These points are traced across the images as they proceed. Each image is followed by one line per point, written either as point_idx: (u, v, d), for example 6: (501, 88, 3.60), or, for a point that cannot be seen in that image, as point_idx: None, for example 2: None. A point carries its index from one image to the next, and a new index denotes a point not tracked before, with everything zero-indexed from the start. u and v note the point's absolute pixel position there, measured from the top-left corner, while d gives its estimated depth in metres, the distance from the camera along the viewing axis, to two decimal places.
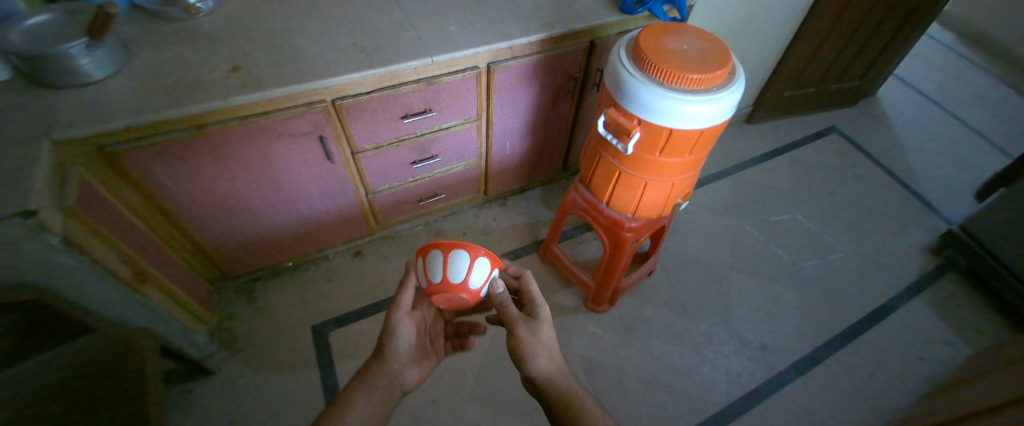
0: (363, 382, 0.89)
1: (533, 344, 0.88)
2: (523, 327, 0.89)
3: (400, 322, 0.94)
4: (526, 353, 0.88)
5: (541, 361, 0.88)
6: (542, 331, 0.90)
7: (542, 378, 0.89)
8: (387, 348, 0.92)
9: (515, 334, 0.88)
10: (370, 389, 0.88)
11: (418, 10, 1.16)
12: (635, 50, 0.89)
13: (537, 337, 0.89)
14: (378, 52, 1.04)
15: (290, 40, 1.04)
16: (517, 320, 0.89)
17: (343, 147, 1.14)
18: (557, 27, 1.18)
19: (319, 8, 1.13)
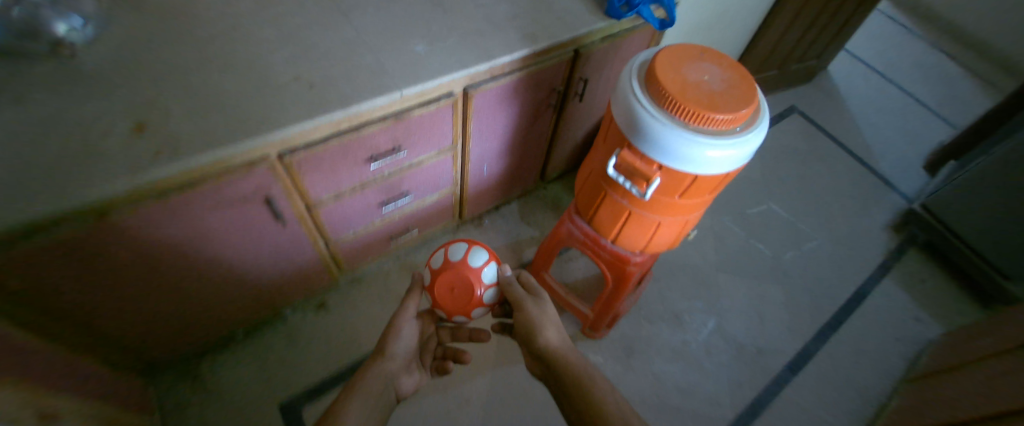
0: (363, 375, 0.83)
1: (541, 318, 0.91)
2: (533, 304, 0.95)
3: (407, 311, 0.92)
4: (535, 325, 0.91)
5: (551, 333, 0.90)
6: (549, 310, 0.94)
7: (550, 351, 0.88)
8: (391, 340, 0.89)
9: (526, 311, 0.93)
10: (370, 382, 0.82)
11: (372, 26, 0.95)
12: (652, 82, 0.77)
13: (544, 313, 0.93)
14: (332, 87, 0.84)
15: (213, 77, 0.80)
16: (524, 297, 0.95)
17: (296, 202, 0.93)
18: (540, 39, 1.02)
19: (246, 29, 0.89)
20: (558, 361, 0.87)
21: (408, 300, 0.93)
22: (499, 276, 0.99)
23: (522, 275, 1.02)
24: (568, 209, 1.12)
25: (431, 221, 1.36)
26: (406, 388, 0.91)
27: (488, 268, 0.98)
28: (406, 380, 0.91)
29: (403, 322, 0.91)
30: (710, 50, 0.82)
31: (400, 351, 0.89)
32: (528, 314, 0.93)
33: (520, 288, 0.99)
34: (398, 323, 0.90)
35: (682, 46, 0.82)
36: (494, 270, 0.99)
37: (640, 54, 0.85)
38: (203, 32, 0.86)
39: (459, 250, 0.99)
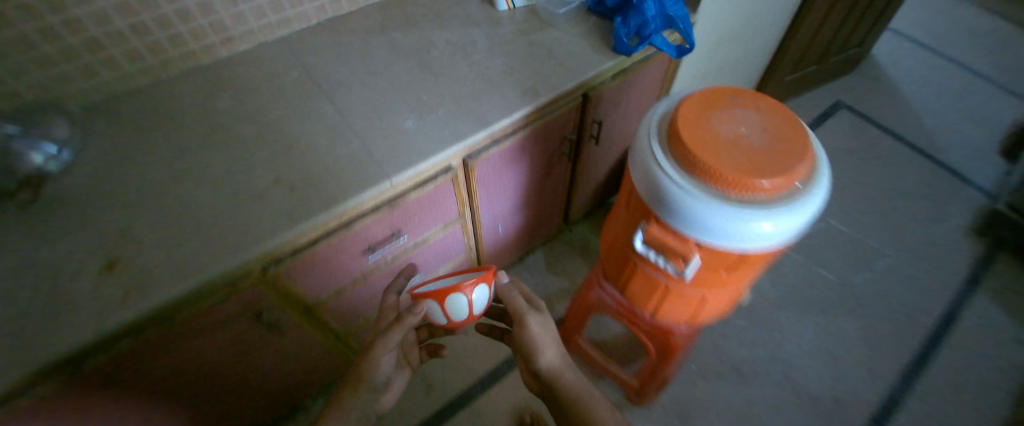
0: (343, 403, 0.78)
1: (543, 338, 0.80)
2: (535, 318, 0.81)
3: (391, 336, 0.77)
4: (537, 343, 0.80)
5: (551, 352, 0.81)
6: (549, 322, 0.83)
7: (548, 371, 0.81)
8: (370, 366, 0.78)
9: (531, 331, 0.80)
10: (354, 409, 0.78)
11: (357, 106, 0.87)
12: (677, 143, 0.63)
13: (546, 326, 0.82)
14: (314, 185, 0.76)
15: (192, 193, 0.74)
16: (526, 311, 0.81)
17: (289, 312, 0.84)
18: (542, 91, 0.90)
19: (225, 129, 0.83)
20: (556, 383, 0.81)
21: (392, 326, 0.76)
22: (499, 287, 0.84)
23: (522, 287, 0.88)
24: (595, 270, 0.99)
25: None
26: (391, 396, 0.90)
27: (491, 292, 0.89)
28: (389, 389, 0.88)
29: (385, 347, 0.77)
30: (743, 91, 0.68)
31: (384, 374, 0.80)
32: (531, 333, 0.80)
33: (520, 297, 0.83)
34: (380, 348, 0.77)
35: (708, 91, 0.68)
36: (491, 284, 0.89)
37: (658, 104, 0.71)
38: (184, 140, 0.81)
39: (483, 298, 0.85)
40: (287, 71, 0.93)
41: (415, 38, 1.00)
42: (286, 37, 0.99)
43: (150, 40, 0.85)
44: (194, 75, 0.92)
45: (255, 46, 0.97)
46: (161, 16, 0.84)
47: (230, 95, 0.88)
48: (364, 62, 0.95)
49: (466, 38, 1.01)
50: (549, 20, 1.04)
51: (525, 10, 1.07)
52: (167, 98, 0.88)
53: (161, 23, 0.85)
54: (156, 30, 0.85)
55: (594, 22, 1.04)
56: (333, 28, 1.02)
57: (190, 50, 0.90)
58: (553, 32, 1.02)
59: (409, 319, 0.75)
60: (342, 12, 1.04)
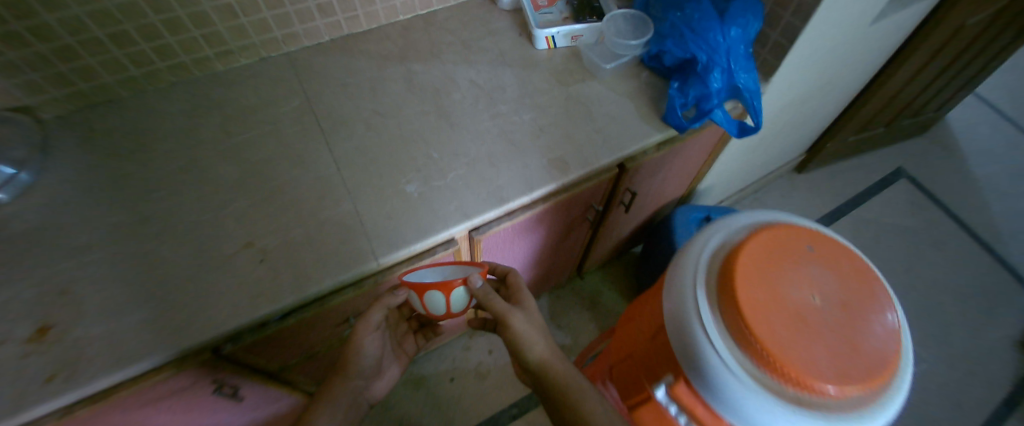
0: (330, 392, 0.66)
1: (530, 336, 0.64)
2: (518, 314, 0.66)
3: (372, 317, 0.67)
4: (521, 337, 0.64)
5: (539, 346, 0.64)
6: (534, 313, 0.68)
7: (539, 369, 0.64)
8: (353, 352, 0.67)
9: (515, 326, 0.64)
10: (342, 397, 0.67)
11: (354, 157, 0.76)
12: (726, 302, 0.52)
13: (534, 317, 0.68)
14: (291, 256, 0.65)
15: (154, 247, 0.65)
16: (509, 312, 0.65)
17: (253, 377, 0.72)
18: (572, 165, 0.77)
19: (205, 167, 0.73)
20: (555, 391, 0.62)
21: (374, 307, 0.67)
22: (473, 289, 0.66)
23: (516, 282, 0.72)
24: (602, 361, 0.88)
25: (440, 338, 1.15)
26: (383, 384, 0.77)
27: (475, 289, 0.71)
28: (381, 377, 0.76)
29: (367, 331, 0.67)
30: (821, 238, 0.56)
31: (371, 358, 0.69)
32: (513, 328, 0.64)
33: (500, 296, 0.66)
34: (361, 332, 0.66)
35: (777, 232, 0.56)
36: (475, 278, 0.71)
37: (715, 228, 0.60)
38: (159, 175, 0.72)
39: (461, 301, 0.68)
40: (286, 98, 0.83)
41: (435, 74, 0.87)
42: (289, 53, 0.90)
43: (133, 51, 0.76)
44: (185, 91, 0.82)
45: (255, 60, 0.88)
46: (147, 26, 0.74)
47: (218, 123, 0.79)
48: (372, 99, 0.84)
49: (494, 80, 0.87)
50: (592, 70, 0.89)
51: (565, 52, 0.92)
52: (150, 117, 0.78)
53: (148, 31, 0.75)
54: (141, 40, 0.75)
55: (645, 77, 0.87)
56: (345, 48, 0.92)
57: (179, 62, 0.81)
58: (596, 86, 0.87)
59: (389, 300, 0.67)
60: (358, 29, 0.93)
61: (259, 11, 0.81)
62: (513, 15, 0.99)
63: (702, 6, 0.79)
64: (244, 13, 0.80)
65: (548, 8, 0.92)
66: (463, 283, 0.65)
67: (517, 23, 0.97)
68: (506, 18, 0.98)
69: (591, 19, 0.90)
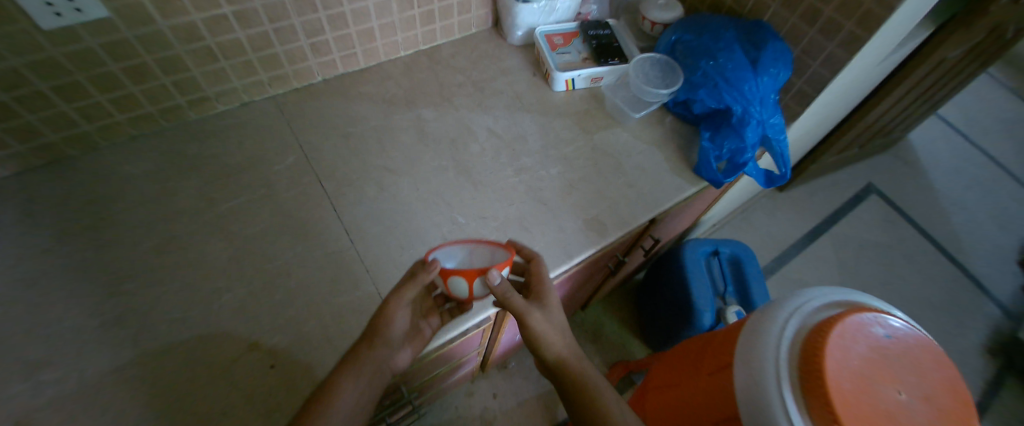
0: (359, 359, 0.52)
1: (551, 334, 0.55)
2: (536, 312, 0.55)
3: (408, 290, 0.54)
4: (541, 332, 0.55)
5: (558, 344, 0.56)
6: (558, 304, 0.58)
7: (559, 366, 0.56)
8: (382, 325, 0.54)
9: (535, 323, 0.54)
10: (367, 364, 0.52)
11: (368, 227, 0.66)
12: (810, 383, 0.50)
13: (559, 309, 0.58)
14: (307, 357, 0.56)
15: (132, 360, 0.53)
16: (528, 310, 0.54)
17: None
18: (609, 226, 0.71)
19: (186, 248, 0.61)
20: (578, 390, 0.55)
21: (405, 285, 0.53)
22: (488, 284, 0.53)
23: (537, 268, 0.59)
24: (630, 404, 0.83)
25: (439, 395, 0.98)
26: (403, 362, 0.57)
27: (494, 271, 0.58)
28: (406, 347, 0.57)
29: (400, 304, 0.54)
30: (907, 328, 0.54)
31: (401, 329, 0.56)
32: (531, 326, 0.54)
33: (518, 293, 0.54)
34: (394, 304, 0.54)
35: (868, 316, 0.53)
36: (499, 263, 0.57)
37: (798, 296, 0.57)
38: (128, 261, 0.59)
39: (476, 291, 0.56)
40: (279, 155, 0.71)
41: (447, 123, 0.79)
42: (276, 97, 0.78)
43: (86, 104, 0.62)
44: (153, 147, 0.69)
45: (235, 106, 0.75)
46: (103, 75, 0.60)
47: (197, 188, 0.66)
48: (380, 153, 0.74)
49: (513, 129, 0.80)
50: (619, 117, 0.83)
51: (584, 94, 0.86)
52: (111, 184, 0.65)
53: (107, 82, 0.61)
54: (96, 92, 0.61)
55: (671, 123, 0.83)
56: (341, 90, 0.81)
57: (143, 113, 0.67)
58: (621, 132, 0.82)
59: (421, 278, 0.52)
60: (354, 67, 0.83)
61: (244, 52, 0.69)
62: (525, 52, 0.92)
63: (736, 56, 0.75)
64: (226, 56, 0.68)
65: (565, 47, 0.87)
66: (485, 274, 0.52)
67: (530, 62, 0.90)
68: (516, 55, 0.91)
69: (614, 60, 0.84)
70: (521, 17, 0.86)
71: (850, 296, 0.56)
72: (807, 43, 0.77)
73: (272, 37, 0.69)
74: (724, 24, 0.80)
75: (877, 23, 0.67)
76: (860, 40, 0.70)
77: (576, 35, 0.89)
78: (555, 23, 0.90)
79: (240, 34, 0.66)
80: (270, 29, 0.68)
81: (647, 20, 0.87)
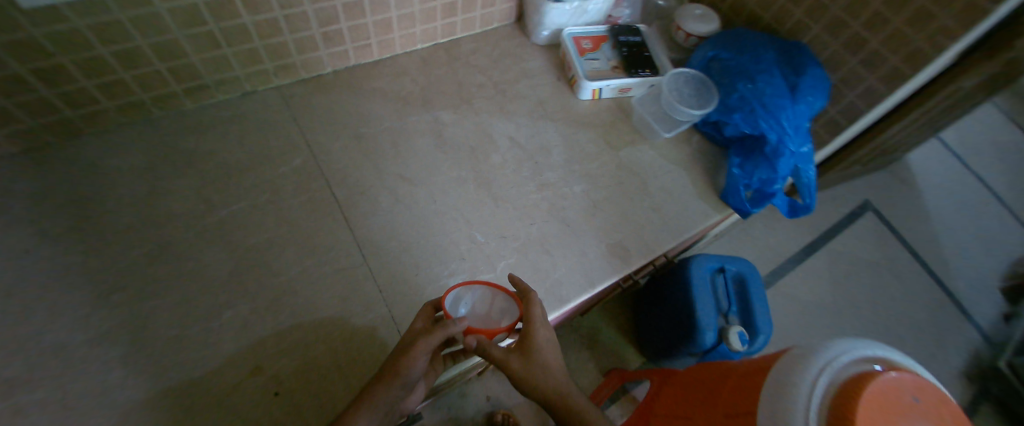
0: (375, 399, 0.46)
1: (542, 379, 0.52)
2: (517, 357, 0.52)
3: (432, 337, 0.48)
4: (520, 377, 0.52)
5: (547, 384, 0.52)
6: (550, 340, 0.54)
7: (549, 401, 0.53)
8: (402, 367, 0.47)
9: (514, 370, 0.52)
10: (380, 405, 0.46)
11: (382, 242, 0.62)
12: None
13: (549, 347, 0.53)
14: (318, 386, 0.52)
15: (118, 383, 0.48)
16: (506, 357, 0.52)
17: None
18: (633, 253, 0.68)
19: (182, 257, 0.56)
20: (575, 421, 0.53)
21: (433, 331, 0.48)
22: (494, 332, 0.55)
23: (530, 306, 0.54)
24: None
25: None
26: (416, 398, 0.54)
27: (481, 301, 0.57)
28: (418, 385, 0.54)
29: (425, 348, 0.48)
30: (936, 393, 0.50)
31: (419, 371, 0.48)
32: (509, 371, 0.52)
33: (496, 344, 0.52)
34: (416, 348, 0.47)
35: (902, 375, 0.48)
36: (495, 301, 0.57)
37: (825, 350, 0.52)
38: (115, 269, 0.54)
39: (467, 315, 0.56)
40: (285, 155, 0.66)
41: (466, 129, 0.74)
42: (283, 88, 0.71)
43: (69, 89, 0.55)
44: (145, 138, 0.62)
45: (236, 95, 0.69)
46: (91, 60, 0.53)
47: (194, 188, 0.60)
48: (395, 159, 0.69)
49: (536, 139, 0.76)
50: (647, 133, 0.80)
51: (610, 104, 0.82)
52: (97, 177, 0.59)
53: (94, 66, 0.54)
54: (81, 76, 0.54)
55: (697, 143, 0.80)
56: (354, 84, 0.75)
57: (134, 101, 0.61)
58: (647, 150, 0.78)
59: (450, 329, 0.48)
60: (368, 59, 0.76)
61: (249, 39, 0.62)
62: (549, 53, 0.86)
63: (775, 79, 0.71)
64: (229, 42, 0.61)
65: (594, 53, 0.82)
66: (505, 330, 0.54)
67: (554, 64, 0.85)
68: (541, 56, 0.85)
69: (645, 71, 0.80)
70: (550, 17, 0.81)
71: (879, 352, 0.52)
72: (846, 71, 0.72)
73: (281, 24, 0.62)
74: (763, 42, 0.75)
75: (926, 61, 0.63)
76: (903, 77, 0.66)
77: (605, 40, 0.84)
78: (585, 24, 0.85)
79: (247, 20, 0.59)
80: (280, 15, 0.61)
81: (682, 31, 0.82)
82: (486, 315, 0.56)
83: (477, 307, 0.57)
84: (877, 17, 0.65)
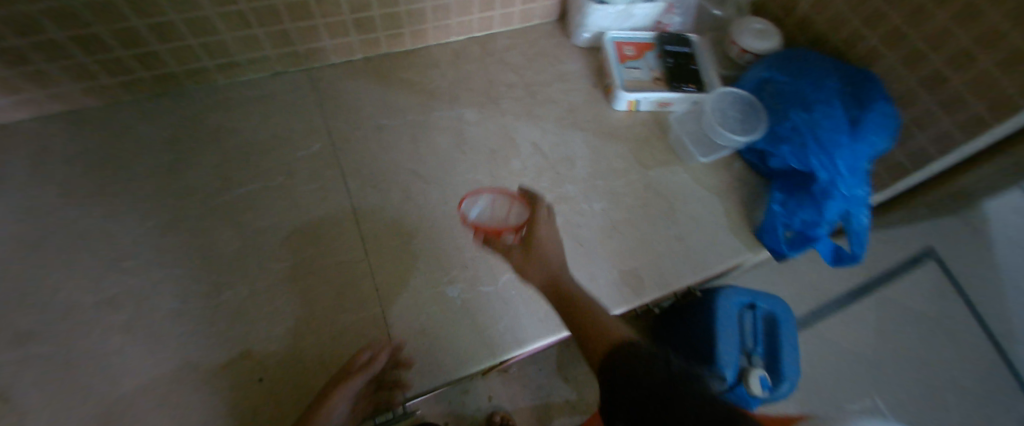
0: None
1: (541, 268, 0.55)
2: (518, 250, 0.59)
3: (352, 384, 0.49)
4: (518, 268, 0.58)
5: (544, 271, 0.55)
6: (554, 237, 0.59)
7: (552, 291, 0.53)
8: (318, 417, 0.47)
9: (516, 261, 0.58)
10: None
11: (387, 238, 0.61)
12: None
13: (551, 244, 0.58)
14: (299, 380, 0.51)
15: (116, 348, 0.50)
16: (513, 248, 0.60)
17: None
18: (647, 283, 0.64)
19: (192, 232, 0.57)
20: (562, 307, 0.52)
21: (354, 375, 0.49)
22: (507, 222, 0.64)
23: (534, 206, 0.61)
24: None
25: (450, 418, 0.89)
26: None
27: (494, 210, 0.65)
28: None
29: (343, 395, 0.48)
30: None
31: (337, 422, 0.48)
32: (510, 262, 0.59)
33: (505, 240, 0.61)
34: (336, 394, 0.48)
35: None
36: (504, 208, 0.65)
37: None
38: (129, 237, 0.55)
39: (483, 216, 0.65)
40: (305, 139, 0.66)
41: (489, 130, 0.71)
42: (313, 71, 0.71)
43: (106, 57, 0.56)
44: (175, 109, 0.64)
45: (266, 75, 0.69)
46: (125, 30, 0.54)
47: (213, 164, 0.61)
48: (412, 155, 0.67)
49: (561, 148, 0.72)
50: (682, 154, 0.74)
51: (646, 117, 0.77)
52: (127, 144, 0.60)
53: (129, 36, 0.55)
54: (117, 46, 0.56)
55: (738, 171, 0.74)
56: (383, 72, 0.73)
57: (167, 73, 0.62)
58: (680, 173, 0.73)
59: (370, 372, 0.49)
60: (400, 48, 0.75)
61: (280, 20, 0.61)
62: (590, 57, 0.82)
63: (834, 111, 0.63)
64: (260, 22, 0.60)
65: (636, 61, 0.77)
66: (512, 228, 0.62)
67: (593, 69, 0.80)
68: (580, 60, 0.81)
69: (689, 86, 0.74)
70: (593, 19, 0.76)
71: None
72: (919, 110, 0.63)
73: (312, 7, 0.61)
74: (827, 66, 0.67)
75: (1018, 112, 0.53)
76: (986, 126, 0.57)
77: (650, 47, 0.78)
78: (630, 29, 0.79)
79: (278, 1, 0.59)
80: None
81: (736, 46, 0.76)
82: (500, 218, 0.65)
83: (494, 210, 0.66)
84: (964, 55, 0.56)
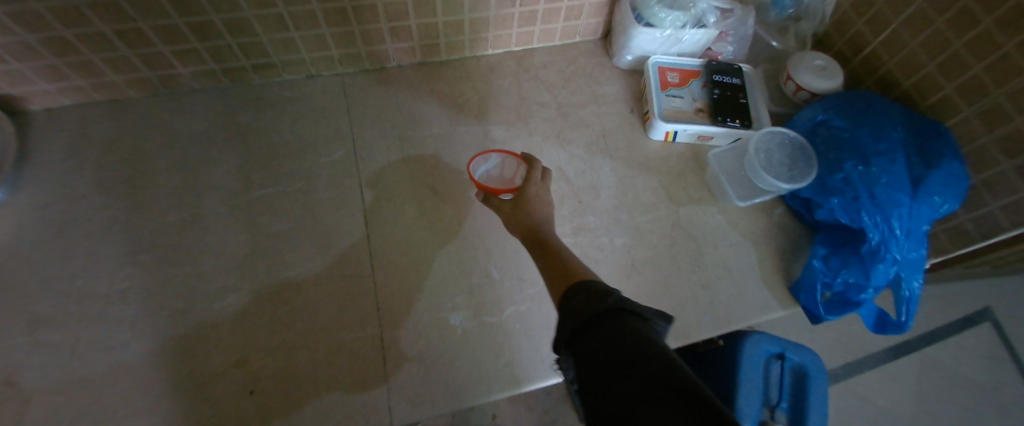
0: None
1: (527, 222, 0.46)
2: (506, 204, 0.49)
3: None
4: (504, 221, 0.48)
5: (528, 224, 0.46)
6: (546, 197, 0.49)
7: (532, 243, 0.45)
8: None
9: (501, 215, 0.49)
10: None
11: (397, 253, 0.59)
12: None
13: (543, 203, 0.49)
14: (289, 394, 0.51)
15: (124, 339, 0.51)
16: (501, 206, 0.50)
17: None
18: None
19: (209, 230, 0.58)
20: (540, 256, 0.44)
21: None
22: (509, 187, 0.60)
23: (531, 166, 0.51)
24: None
25: None
26: None
27: (502, 173, 0.62)
28: None
29: None
30: None
31: None
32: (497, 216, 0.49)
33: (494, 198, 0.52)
34: None
35: None
36: (512, 173, 0.62)
37: None
38: (150, 230, 0.57)
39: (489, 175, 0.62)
40: (328, 145, 0.65)
41: (514, 149, 0.69)
42: (346, 76, 0.71)
43: (148, 51, 0.58)
44: (210, 105, 0.65)
45: (300, 76, 0.69)
46: (167, 27, 0.55)
47: (235, 163, 0.62)
48: (433, 169, 0.66)
49: (587, 175, 0.69)
50: (718, 194, 0.69)
51: (683, 150, 0.72)
52: (160, 136, 0.62)
53: (171, 34, 0.56)
54: (159, 42, 0.57)
55: (778, 218, 0.68)
56: (414, 83, 0.72)
57: (205, 69, 0.63)
58: (714, 214, 0.68)
59: None
60: (435, 58, 0.73)
61: (317, 25, 0.61)
62: (630, 80, 0.78)
63: (896, 167, 0.57)
64: (296, 26, 0.60)
65: (679, 89, 0.72)
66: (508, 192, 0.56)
67: (631, 93, 0.76)
68: (619, 83, 0.77)
69: (734, 121, 0.69)
70: (637, 41, 0.72)
71: None
72: (994, 175, 0.56)
73: (349, 15, 0.61)
74: (893, 115, 0.60)
75: None
76: None
77: (696, 75, 0.73)
78: (676, 55, 0.75)
79: (316, 7, 0.58)
80: (349, 6, 0.59)
81: (792, 82, 0.70)
82: (509, 179, 0.62)
83: (503, 172, 0.62)
84: None
